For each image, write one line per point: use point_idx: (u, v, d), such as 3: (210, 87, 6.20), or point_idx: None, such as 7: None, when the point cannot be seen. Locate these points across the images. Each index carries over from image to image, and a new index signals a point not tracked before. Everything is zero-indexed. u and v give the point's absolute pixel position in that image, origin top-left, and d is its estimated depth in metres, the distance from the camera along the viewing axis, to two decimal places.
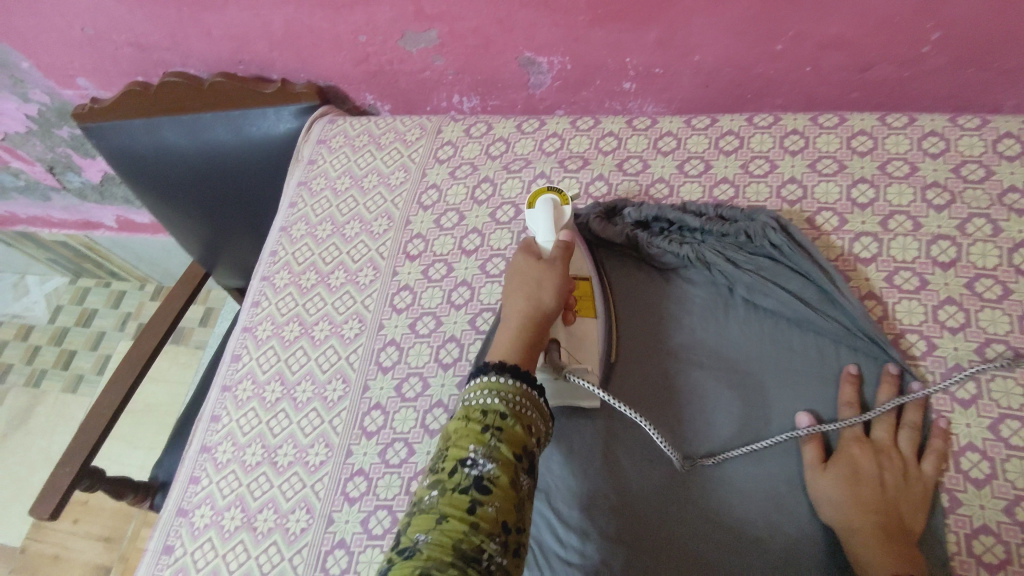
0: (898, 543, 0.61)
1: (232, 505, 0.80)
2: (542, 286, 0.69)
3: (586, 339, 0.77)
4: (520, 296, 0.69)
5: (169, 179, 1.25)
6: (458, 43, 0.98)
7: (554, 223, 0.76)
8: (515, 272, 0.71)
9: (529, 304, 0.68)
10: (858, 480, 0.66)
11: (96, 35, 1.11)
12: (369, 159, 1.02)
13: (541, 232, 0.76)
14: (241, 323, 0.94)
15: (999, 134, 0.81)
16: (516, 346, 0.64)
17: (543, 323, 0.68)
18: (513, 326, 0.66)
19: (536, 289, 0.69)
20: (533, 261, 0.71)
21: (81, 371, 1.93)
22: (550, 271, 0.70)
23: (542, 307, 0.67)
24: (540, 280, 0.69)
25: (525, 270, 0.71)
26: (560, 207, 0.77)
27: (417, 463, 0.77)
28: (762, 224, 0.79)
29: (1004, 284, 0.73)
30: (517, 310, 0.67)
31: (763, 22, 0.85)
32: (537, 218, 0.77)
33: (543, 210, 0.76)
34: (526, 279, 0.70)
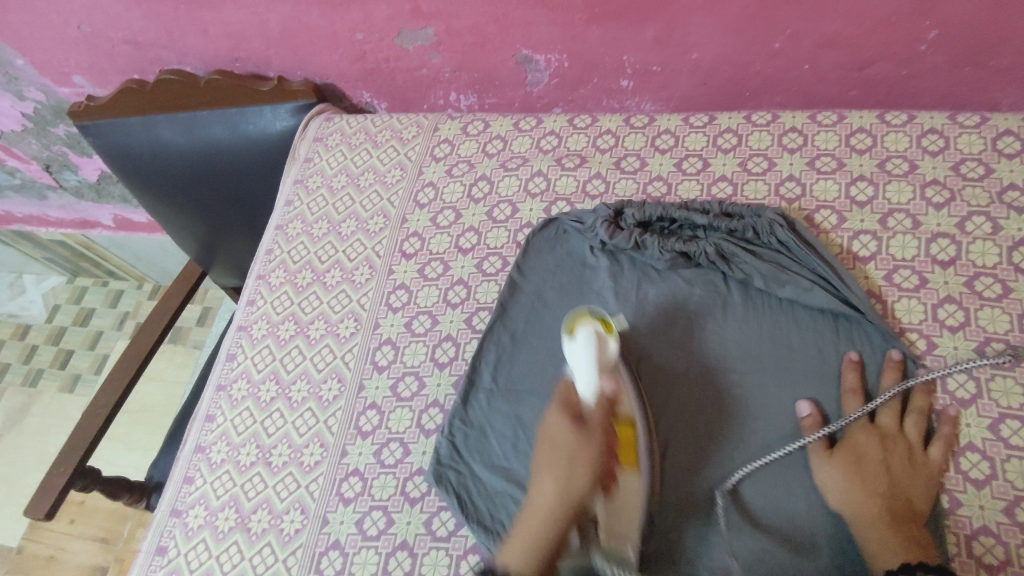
0: (904, 531, 0.62)
1: (226, 505, 0.79)
2: (574, 471, 0.64)
3: (628, 500, 0.66)
4: (550, 477, 0.64)
5: (165, 178, 1.24)
6: (455, 41, 0.97)
7: (597, 363, 0.69)
8: (549, 444, 0.66)
9: (556, 497, 0.63)
10: (863, 467, 0.66)
11: (91, 33, 1.10)
12: (365, 157, 1.01)
13: (582, 373, 0.69)
14: (237, 321, 0.94)
15: (999, 132, 0.80)
16: (535, 556, 0.60)
17: (569, 520, 0.63)
18: (537, 520, 0.63)
19: (567, 475, 0.64)
20: (567, 429, 0.66)
21: (78, 370, 1.93)
22: (582, 451, 0.65)
23: (569, 500, 0.63)
24: (571, 460, 0.64)
25: (557, 445, 0.66)
26: (604, 339, 0.70)
27: (413, 464, 0.76)
28: (769, 221, 0.79)
29: (1004, 283, 0.73)
30: (547, 500, 0.63)
31: (761, 19, 0.85)
32: (579, 355, 0.69)
33: (585, 342, 0.69)
34: (557, 458, 0.65)
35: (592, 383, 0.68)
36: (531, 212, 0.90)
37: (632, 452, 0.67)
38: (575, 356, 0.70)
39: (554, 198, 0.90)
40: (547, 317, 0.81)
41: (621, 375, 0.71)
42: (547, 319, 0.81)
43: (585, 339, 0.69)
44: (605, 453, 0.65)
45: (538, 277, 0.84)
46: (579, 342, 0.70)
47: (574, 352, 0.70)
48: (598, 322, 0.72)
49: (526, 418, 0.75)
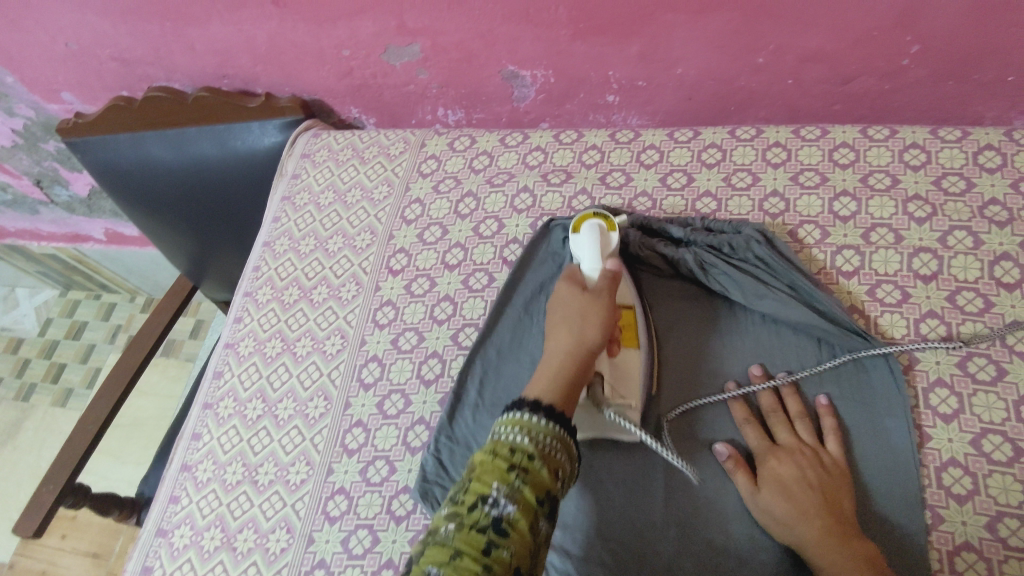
0: (851, 534, 0.62)
1: (212, 525, 0.79)
2: (586, 320, 0.67)
3: (629, 374, 0.74)
4: (563, 331, 0.67)
5: (154, 193, 1.25)
6: (441, 57, 0.98)
7: (600, 248, 0.77)
8: (559, 304, 0.71)
9: (571, 345, 0.66)
10: (787, 486, 0.65)
11: (79, 50, 1.10)
12: (353, 173, 1.01)
13: (586, 258, 0.77)
14: (224, 339, 0.94)
15: (980, 147, 0.81)
16: (557, 384, 0.62)
17: (586, 363, 0.65)
18: (556, 365, 0.64)
19: (581, 324, 0.67)
20: (577, 292, 0.71)
21: (70, 384, 1.92)
22: (594, 305, 0.69)
23: (585, 345, 0.66)
24: (585, 314, 0.68)
25: (570, 304, 0.70)
26: (606, 232, 0.79)
27: (398, 481, 0.76)
28: (746, 237, 0.80)
29: (986, 297, 0.73)
30: (561, 348, 0.66)
31: (744, 34, 0.85)
32: (583, 244, 0.78)
33: (589, 233, 0.78)
34: (569, 311, 0.69)
35: (597, 262, 0.76)
36: (518, 228, 0.90)
37: (632, 335, 0.76)
38: (580, 246, 0.78)
39: (540, 213, 0.90)
40: (535, 333, 0.81)
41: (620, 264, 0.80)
42: (536, 335, 0.81)
43: (588, 231, 0.78)
44: (613, 308, 0.70)
45: (524, 293, 0.84)
46: (583, 237, 0.79)
47: (578, 243, 0.79)
48: (603, 218, 0.81)
49: None
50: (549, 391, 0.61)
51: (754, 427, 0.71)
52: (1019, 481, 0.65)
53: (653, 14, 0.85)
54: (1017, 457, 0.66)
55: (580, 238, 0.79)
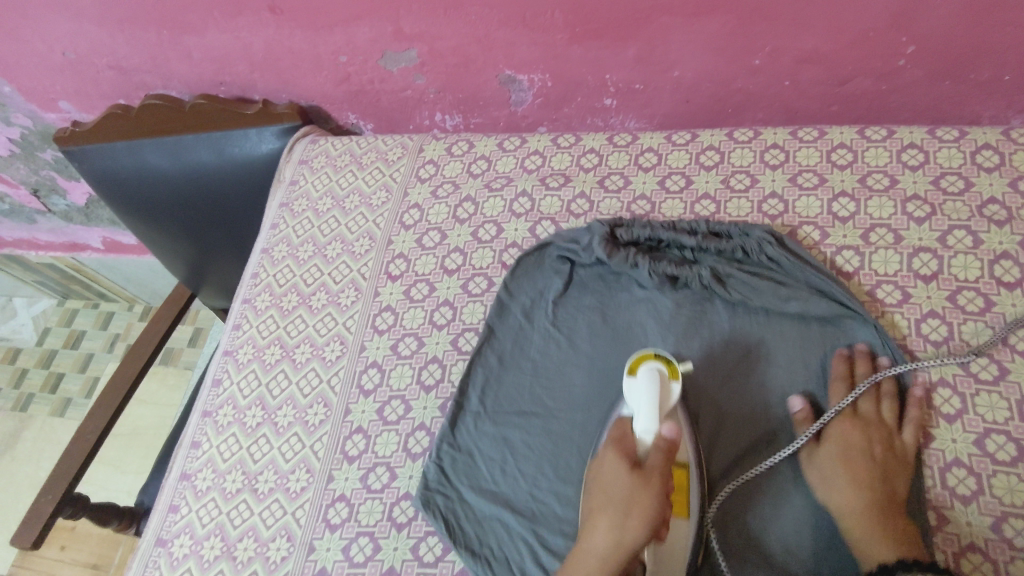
0: (890, 516, 0.63)
1: (211, 534, 0.78)
2: (629, 517, 0.60)
3: (676, 555, 0.63)
4: (603, 523, 0.61)
5: (152, 201, 1.24)
6: (438, 62, 0.98)
7: (659, 404, 0.67)
8: (603, 481, 0.63)
9: (607, 544, 0.60)
10: (849, 457, 0.66)
11: (76, 59, 1.10)
12: (351, 179, 1.01)
13: (641, 417, 0.66)
14: (223, 346, 0.94)
15: (977, 146, 0.81)
16: None
17: (624, 567, 0.60)
18: (588, 570, 0.60)
19: (623, 521, 0.60)
20: (623, 471, 0.63)
21: (68, 394, 1.91)
22: (641, 498, 0.61)
23: (624, 551, 0.60)
24: (629, 507, 0.61)
25: (612, 488, 0.62)
26: (666, 382, 0.69)
27: (399, 488, 0.76)
28: (758, 240, 0.80)
29: (987, 297, 0.73)
30: (598, 549, 0.60)
31: (740, 36, 0.85)
32: (639, 395, 0.68)
33: (646, 382, 0.68)
34: (612, 497, 0.62)
35: (652, 427, 0.66)
36: (516, 232, 0.90)
37: (682, 501, 0.65)
38: (635, 397, 0.68)
39: (539, 217, 0.90)
40: (537, 339, 0.81)
41: (680, 420, 0.69)
42: (538, 341, 0.81)
43: (647, 379, 0.68)
44: (663, 500, 0.61)
45: (525, 298, 0.84)
46: (639, 382, 0.69)
47: (633, 391, 0.69)
48: (664, 364, 0.70)
49: (514, 441, 0.75)
50: None
51: (841, 390, 0.70)
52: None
53: (649, 17, 0.85)
54: (1021, 457, 0.66)
55: (636, 385, 0.69)
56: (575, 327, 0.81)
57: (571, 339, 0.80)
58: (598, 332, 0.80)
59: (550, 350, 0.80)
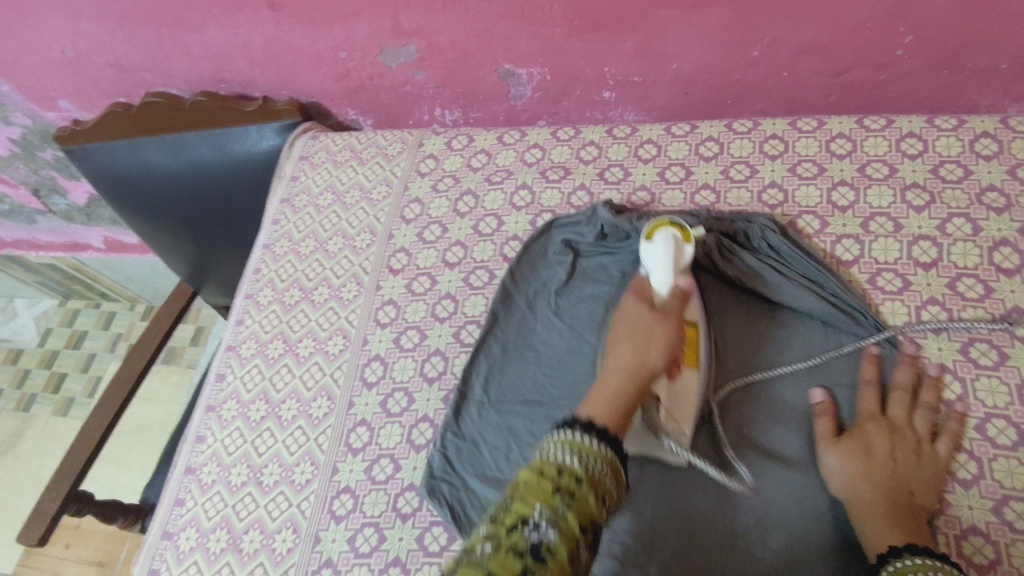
0: (906, 516, 0.62)
1: (217, 526, 0.79)
2: (649, 345, 0.65)
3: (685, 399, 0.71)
4: (627, 348, 0.66)
5: (153, 199, 1.25)
6: (437, 57, 0.98)
7: (673, 260, 0.73)
8: (623, 320, 0.69)
9: (631, 361, 0.64)
10: (872, 452, 0.65)
11: (75, 57, 1.11)
12: (351, 174, 1.02)
13: (655, 272, 0.73)
14: (226, 342, 0.94)
15: (976, 134, 0.81)
16: (615, 406, 0.60)
17: (645, 384, 0.64)
18: (614, 380, 0.63)
19: (644, 344, 0.65)
20: (643, 312, 0.69)
21: (71, 394, 1.92)
22: (659, 325, 0.67)
23: (647, 368, 0.64)
24: (650, 335, 0.66)
25: (632, 324, 0.68)
26: (680, 244, 0.75)
27: (404, 479, 0.76)
28: (760, 227, 0.80)
29: (986, 283, 0.73)
30: (622, 363, 0.64)
31: (738, 27, 0.86)
32: (654, 254, 0.74)
33: (661, 241, 0.74)
34: (634, 329, 0.67)
35: (668, 280, 0.72)
36: (517, 225, 0.90)
37: (693, 355, 0.72)
38: (652, 257, 0.75)
39: (539, 210, 0.90)
40: (541, 326, 0.81)
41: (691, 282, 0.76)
42: (542, 329, 0.81)
43: (662, 239, 0.74)
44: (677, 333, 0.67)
45: (529, 289, 0.84)
46: (654, 245, 0.75)
47: (649, 252, 0.75)
48: (678, 231, 0.76)
49: (518, 428, 0.75)
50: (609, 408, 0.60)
51: (873, 395, 0.69)
52: None
53: (647, 9, 0.86)
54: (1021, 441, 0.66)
55: (652, 247, 0.75)
56: (576, 316, 0.81)
57: (573, 327, 0.80)
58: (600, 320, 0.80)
59: (553, 339, 0.80)
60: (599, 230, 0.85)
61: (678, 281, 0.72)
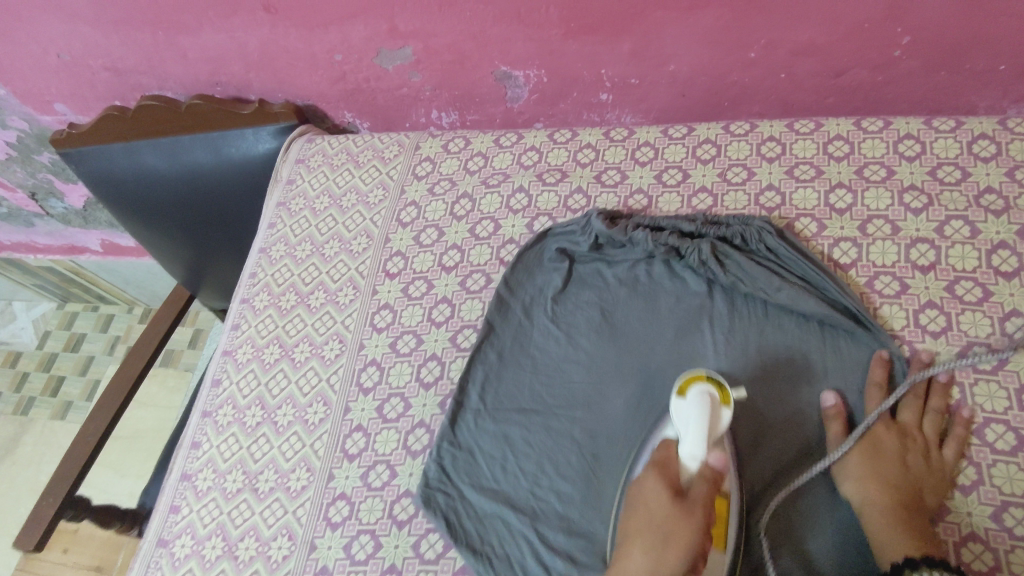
0: (915, 520, 0.62)
1: (213, 534, 0.79)
2: (666, 548, 0.60)
3: None
4: (640, 550, 0.61)
5: (149, 203, 1.24)
6: (433, 59, 0.98)
7: (708, 428, 0.63)
8: (643, 505, 0.63)
9: (645, 571, 0.59)
10: (882, 455, 0.66)
11: (71, 61, 1.10)
12: (347, 178, 1.01)
13: (684, 447, 0.64)
14: (222, 347, 0.94)
15: (974, 136, 0.81)
16: None
17: None
18: None
19: (659, 553, 0.59)
20: (665, 500, 0.62)
21: (69, 398, 1.92)
22: (682, 526, 0.60)
23: (660, 575, 0.59)
24: (668, 537, 0.60)
25: (649, 515, 0.62)
26: (716, 410, 0.64)
27: (400, 486, 0.76)
28: (757, 228, 0.80)
29: (984, 286, 0.73)
30: (634, 572, 0.60)
31: (735, 29, 0.85)
32: (685, 419, 0.64)
33: (693, 409, 0.64)
34: (652, 528, 0.61)
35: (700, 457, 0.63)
36: (514, 228, 0.90)
37: (721, 534, 0.63)
38: (682, 421, 0.65)
39: (536, 213, 0.90)
40: (536, 334, 0.81)
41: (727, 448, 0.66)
42: (537, 336, 0.81)
43: (695, 405, 0.64)
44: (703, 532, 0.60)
45: (525, 295, 0.84)
46: (685, 406, 0.65)
47: (679, 413, 0.66)
48: (715, 388, 0.66)
49: (514, 437, 0.75)
50: None
51: (880, 396, 0.69)
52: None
53: (644, 11, 0.85)
54: (1021, 446, 0.66)
55: (683, 408, 0.65)
56: (572, 322, 0.81)
57: (570, 334, 0.80)
58: (597, 328, 0.80)
59: (549, 346, 0.80)
60: (594, 237, 0.84)
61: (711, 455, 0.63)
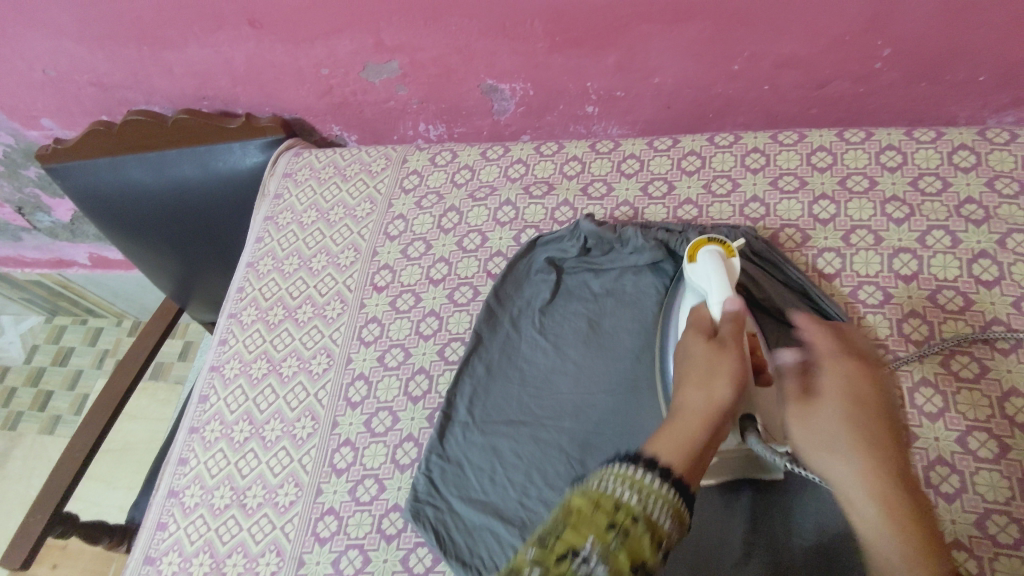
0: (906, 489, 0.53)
1: (200, 550, 0.78)
2: (715, 379, 0.57)
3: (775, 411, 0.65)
4: (690, 388, 0.58)
5: (137, 217, 1.24)
6: (420, 73, 0.98)
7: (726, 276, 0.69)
8: (682, 362, 0.62)
9: (704, 402, 0.56)
10: (849, 428, 0.55)
11: (57, 76, 1.10)
12: (335, 192, 1.01)
13: (711, 291, 0.68)
14: (209, 362, 0.93)
15: (954, 147, 0.82)
16: (689, 450, 0.52)
17: (720, 427, 0.56)
18: (690, 423, 0.55)
19: (711, 383, 0.57)
20: (699, 345, 0.62)
21: (57, 412, 1.90)
22: (723, 361, 0.59)
23: (717, 406, 0.56)
24: (713, 368, 0.58)
25: (690, 361, 0.61)
26: (728, 260, 0.71)
27: (388, 500, 0.76)
28: (742, 232, 0.81)
29: (965, 296, 0.74)
30: (695, 406, 0.56)
31: (718, 41, 0.86)
32: (706, 272, 0.70)
33: (710, 262, 0.70)
34: (694, 367, 0.60)
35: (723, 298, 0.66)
36: (501, 240, 0.90)
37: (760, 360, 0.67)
38: (704, 276, 0.70)
39: (523, 226, 0.90)
40: (525, 344, 0.81)
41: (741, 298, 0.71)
42: (525, 348, 0.81)
43: (709, 258, 0.71)
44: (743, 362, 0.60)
45: (514, 307, 0.84)
46: (702, 264, 0.71)
47: (698, 273, 0.71)
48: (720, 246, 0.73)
49: (503, 450, 0.75)
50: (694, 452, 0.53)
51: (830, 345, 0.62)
52: (1006, 478, 0.65)
53: (628, 24, 0.86)
54: (1003, 453, 0.66)
55: (701, 266, 0.71)
56: (560, 333, 0.81)
57: (558, 345, 0.80)
58: (585, 337, 0.80)
59: (537, 355, 0.80)
60: (583, 240, 0.85)
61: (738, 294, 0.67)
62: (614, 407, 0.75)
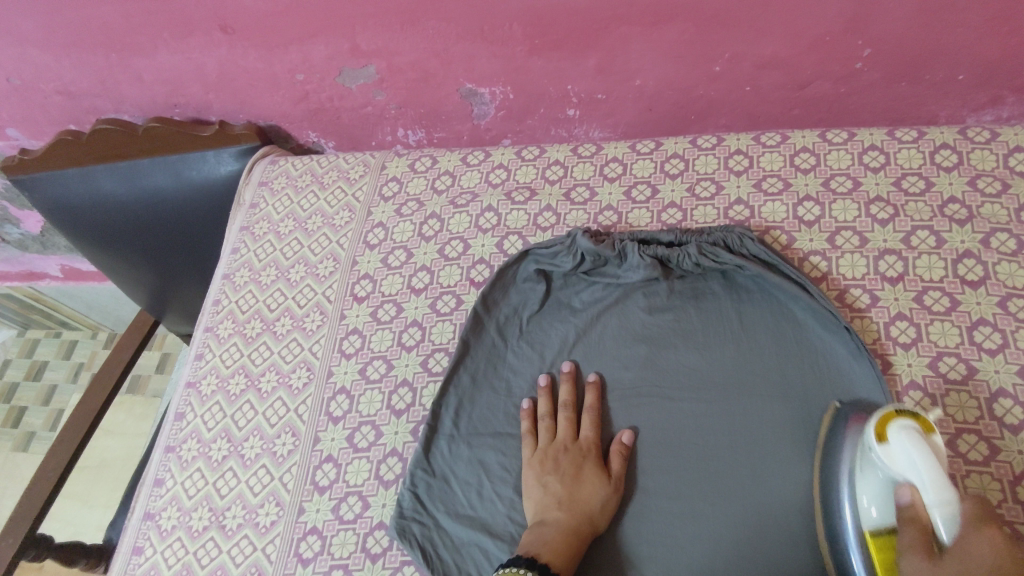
0: None
1: (178, 575, 0.76)
2: (576, 486, 0.69)
3: None
4: (554, 491, 0.69)
5: (107, 228, 1.21)
6: (397, 78, 0.96)
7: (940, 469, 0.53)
8: (546, 462, 0.71)
9: (563, 508, 0.67)
10: None
11: (20, 85, 1.06)
12: (313, 200, 0.99)
13: (924, 488, 0.53)
14: (185, 378, 0.90)
15: (936, 146, 0.81)
16: (547, 547, 0.64)
17: (580, 526, 0.66)
18: (551, 530, 0.66)
19: (572, 491, 0.68)
20: (563, 448, 0.72)
21: (32, 428, 1.85)
22: (581, 467, 0.70)
23: (580, 510, 0.67)
24: (576, 475, 0.69)
25: (558, 461, 0.71)
26: (927, 437, 0.55)
27: (372, 517, 0.74)
28: (737, 234, 0.79)
29: (951, 296, 0.73)
30: (555, 512, 0.67)
31: (699, 43, 0.85)
32: (908, 459, 0.54)
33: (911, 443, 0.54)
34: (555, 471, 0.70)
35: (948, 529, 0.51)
36: (483, 248, 0.88)
37: None
38: (905, 464, 0.55)
39: (505, 232, 0.89)
40: (512, 356, 0.80)
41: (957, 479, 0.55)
42: (512, 358, 0.80)
43: (909, 439, 0.55)
44: (601, 464, 0.71)
45: (500, 314, 0.82)
46: (897, 445, 0.55)
47: (896, 458, 0.55)
48: (914, 420, 0.57)
49: (490, 462, 0.74)
50: (554, 551, 0.64)
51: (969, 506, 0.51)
52: (996, 480, 0.65)
53: (608, 27, 0.85)
54: (993, 454, 0.66)
55: (897, 449, 0.55)
56: (546, 341, 0.80)
57: (542, 354, 0.80)
58: (572, 349, 0.79)
59: (524, 367, 0.79)
60: (579, 256, 0.82)
61: (961, 501, 0.52)
62: (606, 419, 0.75)
